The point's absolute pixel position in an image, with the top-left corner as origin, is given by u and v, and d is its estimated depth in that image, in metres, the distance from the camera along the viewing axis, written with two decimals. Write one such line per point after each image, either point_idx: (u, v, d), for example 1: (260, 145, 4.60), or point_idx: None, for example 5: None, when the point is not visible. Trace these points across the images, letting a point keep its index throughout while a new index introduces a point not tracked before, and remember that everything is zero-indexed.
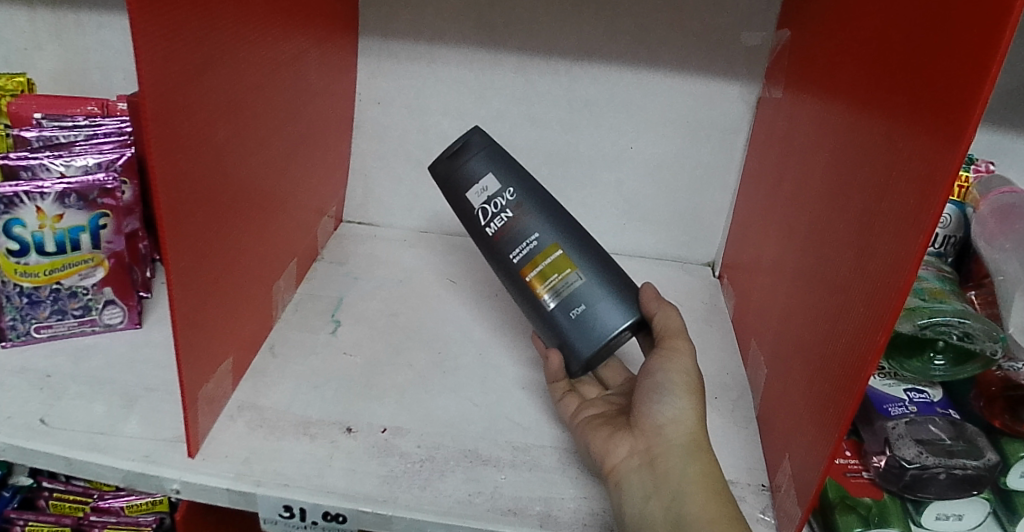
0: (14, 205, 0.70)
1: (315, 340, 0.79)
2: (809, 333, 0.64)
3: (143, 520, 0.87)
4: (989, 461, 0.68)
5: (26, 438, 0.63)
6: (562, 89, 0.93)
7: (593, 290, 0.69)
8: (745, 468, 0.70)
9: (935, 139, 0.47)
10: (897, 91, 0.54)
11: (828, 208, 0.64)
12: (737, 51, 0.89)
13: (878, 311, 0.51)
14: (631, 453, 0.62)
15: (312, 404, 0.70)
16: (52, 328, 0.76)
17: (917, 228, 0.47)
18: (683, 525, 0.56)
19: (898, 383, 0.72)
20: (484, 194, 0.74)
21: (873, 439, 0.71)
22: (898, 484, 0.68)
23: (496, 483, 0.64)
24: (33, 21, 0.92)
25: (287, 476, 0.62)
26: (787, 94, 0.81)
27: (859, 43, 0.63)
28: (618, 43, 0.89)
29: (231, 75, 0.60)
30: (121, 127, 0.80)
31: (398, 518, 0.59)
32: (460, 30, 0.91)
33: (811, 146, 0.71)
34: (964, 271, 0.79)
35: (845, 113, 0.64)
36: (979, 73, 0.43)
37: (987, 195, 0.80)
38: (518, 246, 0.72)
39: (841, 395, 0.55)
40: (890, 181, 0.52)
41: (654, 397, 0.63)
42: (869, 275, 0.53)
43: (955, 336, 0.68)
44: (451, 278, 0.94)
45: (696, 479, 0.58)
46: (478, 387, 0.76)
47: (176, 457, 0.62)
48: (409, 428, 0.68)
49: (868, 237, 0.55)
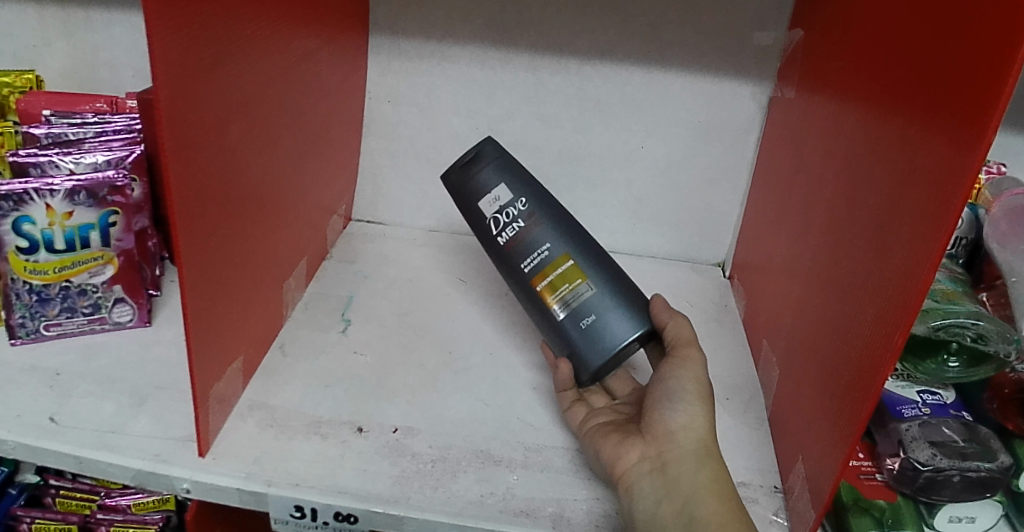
0: (24, 201, 0.69)
1: (326, 339, 0.79)
2: (823, 339, 0.64)
3: (149, 518, 0.86)
4: (1002, 463, 0.67)
5: (36, 436, 0.62)
6: (573, 88, 0.93)
7: (602, 301, 0.69)
8: (757, 471, 0.69)
9: (953, 143, 0.47)
10: (914, 96, 0.53)
11: (842, 213, 0.64)
12: (750, 52, 0.88)
13: (895, 316, 0.50)
14: (642, 458, 0.61)
15: (323, 403, 0.70)
16: (61, 326, 0.76)
17: (935, 231, 0.47)
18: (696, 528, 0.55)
19: (912, 385, 0.72)
20: (496, 203, 0.73)
21: (887, 441, 0.71)
22: (912, 487, 0.68)
23: (508, 484, 0.63)
24: (42, 17, 0.92)
25: (298, 476, 0.61)
26: (801, 94, 0.80)
27: (875, 45, 0.62)
28: (629, 42, 0.89)
29: (242, 78, 0.60)
30: (130, 125, 0.80)
31: (411, 518, 0.59)
32: (471, 29, 0.90)
33: (825, 149, 0.71)
34: (975, 272, 0.79)
35: (860, 117, 0.63)
36: (996, 80, 0.43)
37: (999, 196, 0.80)
38: (529, 256, 0.72)
39: (857, 399, 0.55)
40: (906, 186, 0.52)
41: (666, 404, 0.63)
42: (885, 279, 0.53)
43: (968, 337, 0.68)
44: (461, 278, 0.94)
45: (708, 485, 0.58)
46: (490, 387, 0.75)
47: (187, 455, 0.62)
48: (421, 428, 0.68)
49: (883, 242, 0.54)
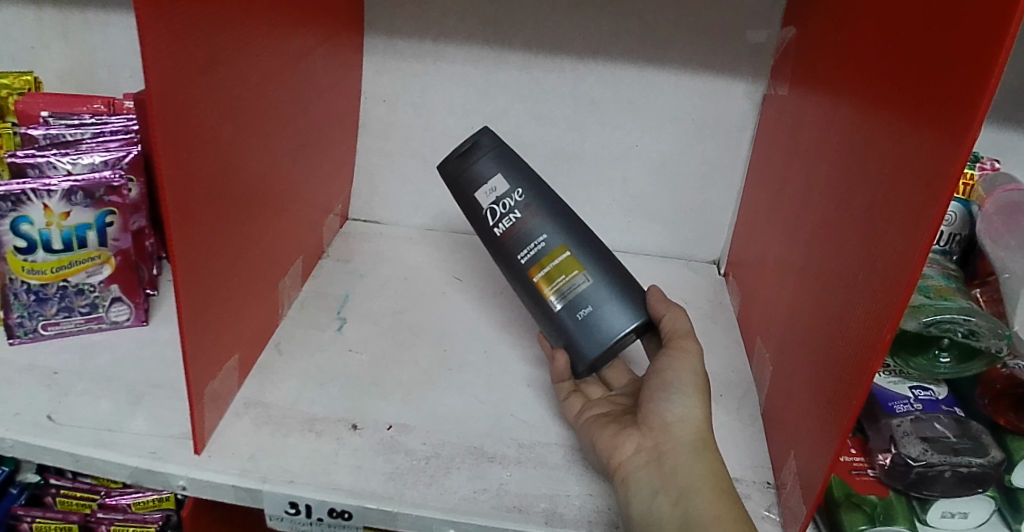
0: (22, 202, 0.70)
1: (322, 338, 0.79)
2: (816, 330, 0.64)
3: (149, 517, 0.85)
4: (994, 458, 0.67)
5: (34, 434, 0.63)
6: (567, 86, 0.93)
7: (599, 292, 0.69)
8: (749, 466, 0.70)
9: (941, 133, 0.47)
10: (904, 87, 0.53)
11: (835, 203, 0.64)
12: (743, 50, 0.89)
13: (885, 306, 0.51)
14: (639, 450, 0.61)
15: (318, 401, 0.70)
16: (59, 326, 0.76)
17: (924, 221, 0.47)
18: (691, 520, 0.56)
19: (904, 380, 0.72)
20: (493, 194, 0.74)
21: (879, 436, 0.71)
22: (904, 482, 0.68)
23: (501, 480, 0.64)
24: (40, 19, 0.93)
25: (293, 472, 0.62)
26: (793, 91, 0.81)
27: (866, 37, 0.62)
28: (623, 41, 0.89)
29: (237, 72, 0.60)
30: (127, 125, 0.80)
31: (404, 514, 0.59)
32: (465, 28, 0.91)
33: (817, 142, 0.71)
34: (969, 269, 0.80)
35: (852, 108, 0.63)
36: (984, 66, 0.43)
37: (992, 192, 0.80)
38: (526, 247, 0.72)
39: (848, 390, 0.55)
40: (896, 177, 0.52)
41: (663, 396, 0.63)
42: (876, 269, 0.53)
43: (960, 332, 0.68)
44: (457, 276, 0.94)
45: (704, 477, 0.58)
46: (484, 385, 0.76)
47: (182, 453, 0.62)
48: (415, 425, 0.69)
49: (874, 232, 0.55)
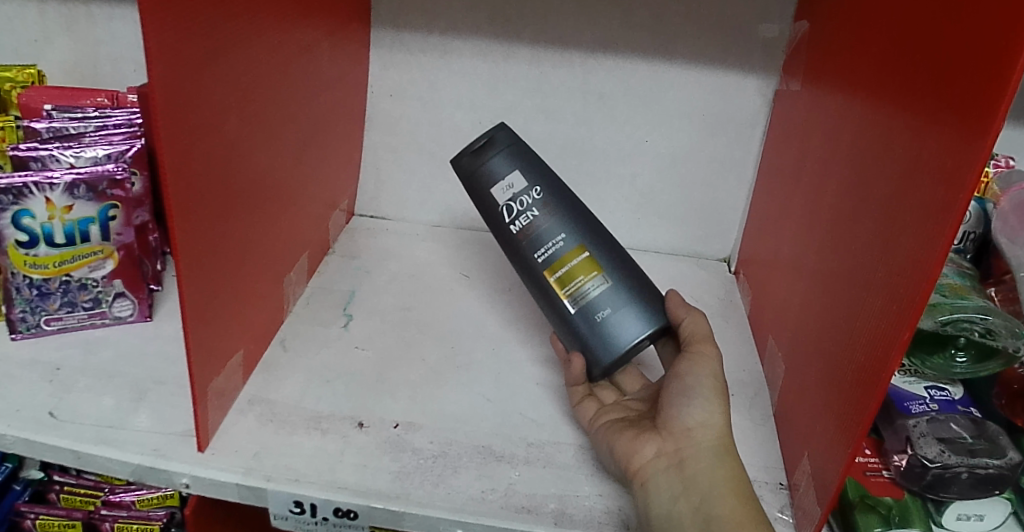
0: (24, 196, 0.69)
1: (327, 334, 0.78)
2: (829, 332, 0.63)
3: (153, 514, 0.85)
4: (1012, 460, 0.66)
5: (35, 431, 0.62)
6: (576, 81, 0.92)
7: (616, 296, 0.68)
8: (762, 466, 0.69)
9: (960, 132, 0.46)
10: (923, 83, 0.52)
11: (851, 202, 0.63)
12: (756, 44, 0.87)
13: (901, 308, 0.49)
14: (659, 454, 0.60)
15: (323, 397, 0.69)
16: (62, 321, 0.75)
17: (942, 222, 0.46)
18: (712, 525, 0.55)
19: (919, 380, 0.71)
20: (510, 191, 0.72)
21: (895, 437, 0.70)
22: (919, 484, 0.67)
23: (510, 480, 0.63)
24: (44, 12, 0.92)
25: (298, 471, 0.61)
26: (806, 86, 0.79)
27: (885, 32, 0.61)
28: (632, 35, 0.88)
29: (241, 66, 0.59)
30: (131, 119, 0.80)
31: (410, 514, 0.58)
32: (472, 21, 0.90)
33: (834, 136, 0.69)
34: (983, 267, 0.79)
35: (868, 106, 0.62)
36: (1003, 62, 0.42)
37: (1007, 190, 0.78)
38: (541, 248, 0.71)
39: (862, 393, 0.54)
40: (913, 177, 0.51)
41: (684, 400, 0.62)
42: (892, 270, 0.52)
43: (976, 332, 0.66)
44: (465, 273, 0.93)
45: (724, 483, 0.57)
46: (492, 383, 0.75)
47: (185, 450, 0.61)
48: (423, 424, 0.68)
49: (890, 233, 0.53)
